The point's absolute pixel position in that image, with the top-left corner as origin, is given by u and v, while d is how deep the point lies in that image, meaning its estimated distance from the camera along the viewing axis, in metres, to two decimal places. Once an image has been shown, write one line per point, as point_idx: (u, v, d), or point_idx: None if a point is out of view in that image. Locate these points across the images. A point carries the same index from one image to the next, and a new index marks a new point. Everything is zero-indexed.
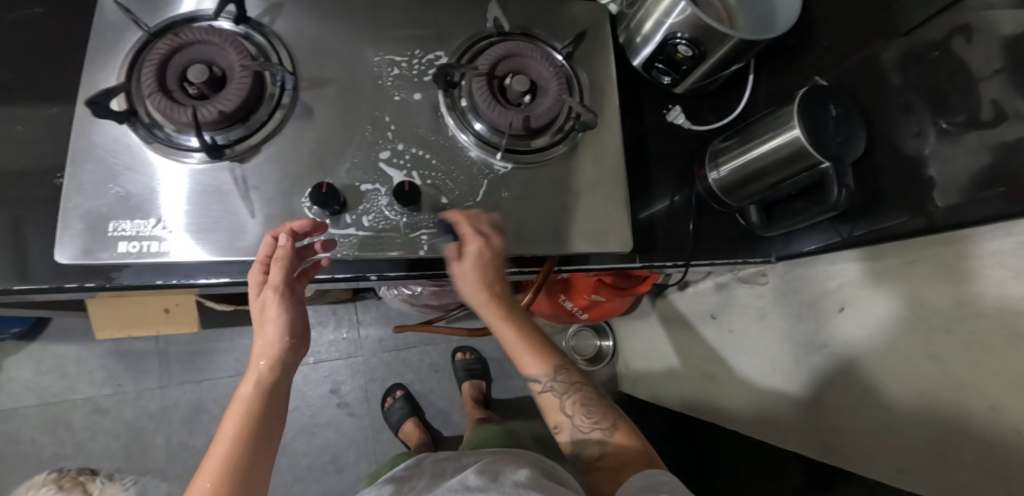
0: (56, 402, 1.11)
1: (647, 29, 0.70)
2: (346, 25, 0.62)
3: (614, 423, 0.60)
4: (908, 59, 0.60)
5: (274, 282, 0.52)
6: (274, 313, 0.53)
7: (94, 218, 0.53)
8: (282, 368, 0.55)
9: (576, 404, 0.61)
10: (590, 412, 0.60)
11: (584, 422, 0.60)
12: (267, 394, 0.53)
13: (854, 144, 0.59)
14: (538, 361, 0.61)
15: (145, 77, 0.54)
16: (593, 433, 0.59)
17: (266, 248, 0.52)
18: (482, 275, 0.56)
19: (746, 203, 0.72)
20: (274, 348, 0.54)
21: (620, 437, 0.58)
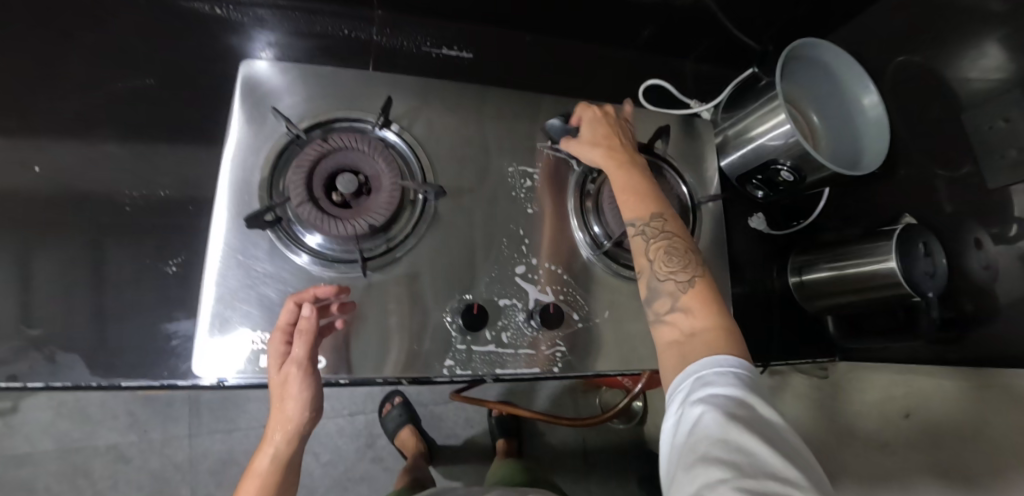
0: (76, 449, 1.05)
1: (744, 142, 0.74)
2: (477, 131, 0.63)
3: (693, 280, 0.49)
4: (982, 197, 0.65)
5: (297, 356, 0.50)
6: (295, 391, 0.49)
7: (234, 327, 0.53)
8: (298, 443, 0.53)
9: (660, 252, 0.51)
10: (676, 262, 0.51)
11: (664, 269, 0.51)
12: (282, 467, 0.53)
13: (938, 280, 0.66)
14: (636, 202, 0.54)
15: (294, 184, 0.53)
16: (669, 286, 0.50)
17: (287, 316, 0.51)
18: (597, 131, 0.59)
19: (823, 312, 0.77)
20: (294, 426, 0.51)
21: (692, 296, 0.48)
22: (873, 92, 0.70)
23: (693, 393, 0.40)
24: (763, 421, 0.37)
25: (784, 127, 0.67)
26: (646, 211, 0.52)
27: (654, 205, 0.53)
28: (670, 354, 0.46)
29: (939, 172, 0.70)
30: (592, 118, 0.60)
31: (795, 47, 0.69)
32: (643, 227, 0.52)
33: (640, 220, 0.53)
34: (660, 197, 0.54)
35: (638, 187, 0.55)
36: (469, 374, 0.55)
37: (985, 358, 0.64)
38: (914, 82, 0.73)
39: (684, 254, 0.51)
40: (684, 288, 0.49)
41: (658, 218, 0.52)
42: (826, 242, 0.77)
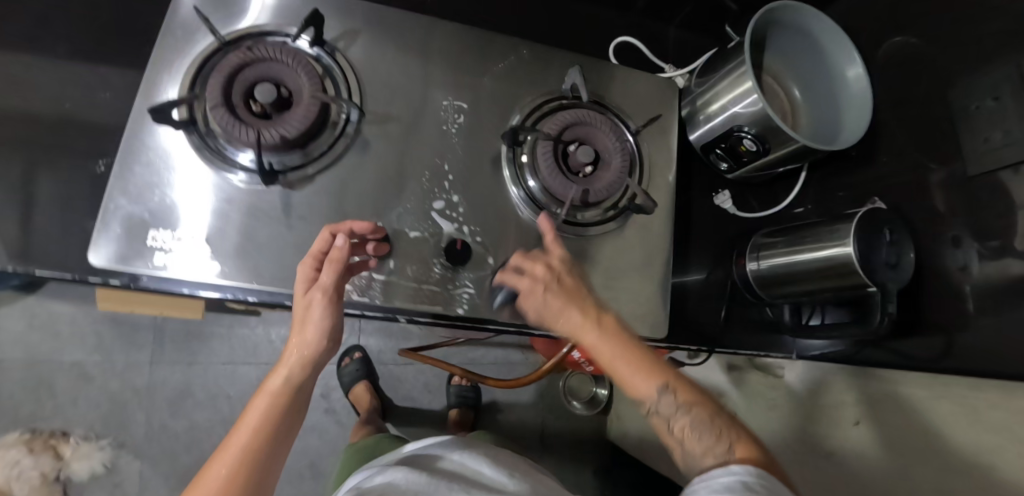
0: (43, 361, 1.09)
1: (712, 110, 0.69)
2: (416, 62, 0.61)
3: (733, 447, 0.42)
4: (959, 187, 0.59)
5: (324, 283, 0.49)
6: (318, 316, 0.48)
7: (133, 224, 0.51)
8: (314, 370, 0.50)
9: (686, 428, 0.44)
10: (704, 431, 0.44)
11: (699, 450, 0.44)
12: (294, 396, 0.48)
13: (903, 272, 0.58)
14: (640, 379, 0.45)
15: (210, 88, 0.53)
16: (710, 467, 0.43)
17: (320, 245, 0.49)
18: (551, 299, 0.49)
19: (779, 301, 0.71)
20: (313, 352, 0.48)
21: (742, 471, 0.41)
22: (858, 63, 0.65)
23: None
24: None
25: (751, 92, 0.62)
26: (650, 385, 0.45)
27: (660, 372, 0.45)
28: None
29: (921, 161, 0.64)
30: (530, 287, 0.50)
31: (772, 10, 0.64)
32: (655, 407, 0.45)
33: (649, 398, 0.45)
34: (651, 358, 0.46)
35: (631, 355, 0.46)
36: (367, 300, 0.54)
37: (927, 357, 0.60)
38: (906, 61, 0.66)
39: (709, 418, 0.44)
40: (729, 465, 0.42)
41: (668, 389, 0.45)
42: (789, 225, 0.70)
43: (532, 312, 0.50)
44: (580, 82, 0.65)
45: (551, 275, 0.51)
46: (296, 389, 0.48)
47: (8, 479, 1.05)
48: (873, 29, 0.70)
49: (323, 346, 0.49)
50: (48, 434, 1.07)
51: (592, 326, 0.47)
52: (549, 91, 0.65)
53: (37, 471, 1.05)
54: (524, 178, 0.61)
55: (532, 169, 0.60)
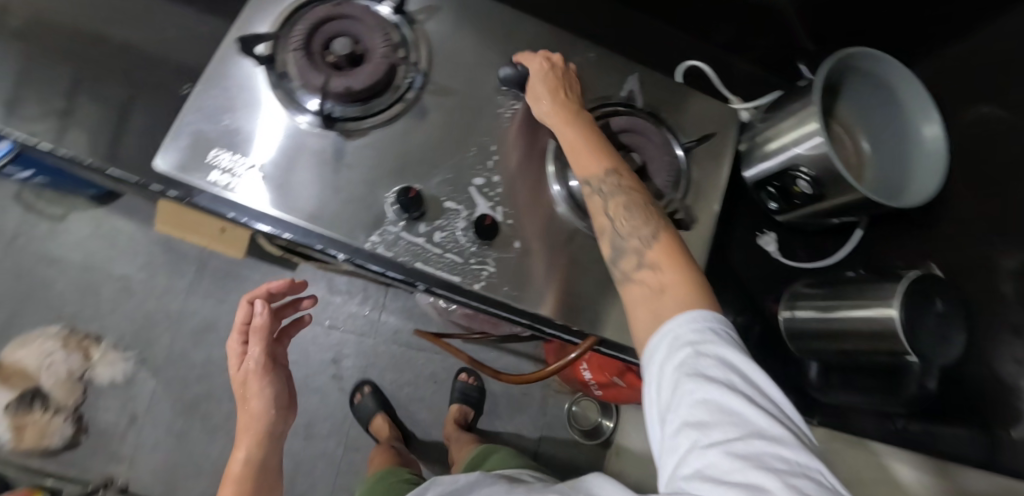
0: (96, 268, 1.18)
1: (771, 148, 0.67)
2: (485, 45, 0.63)
3: (655, 232, 0.50)
4: None
5: (252, 354, 0.61)
6: (258, 387, 0.63)
7: (198, 141, 0.55)
8: (271, 436, 0.67)
9: (620, 208, 0.52)
10: (636, 217, 0.51)
11: (624, 226, 0.51)
12: (256, 468, 0.67)
13: (949, 348, 0.54)
14: (592, 158, 0.54)
15: (295, 33, 0.57)
16: (631, 243, 0.51)
17: (242, 317, 0.61)
18: (543, 82, 0.59)
19: (807, 357, 0.68)
20: (262, 420, 0.64)
21: (656, 250, 0.49)
22: (937, 121, 0.62)
23: (668, 355, 0.41)
24: (726, 366, 0.39)
25: (816, 132, 0.60)
26: (597, 168, 0.54)
27: (611, 159, 0.54)
28: (642, 312, 0.47)
29: (990, 238, 0.59)
30: (539, 70, 0.60)
31: (846, 56, 0.63)
32: (599, 185, 0.53)
33: (597, 177, 0.54)
34: (609, 150, 0.55)
35: (593, 141, 0.56)
36: (390, 255, 0.56)
37: (964, 451, 0.55)
38: (985, 134, 0.61)
39: (641, 206, 0.52)
40: (650, 244, 0.50)
41: (615, 174, 0.54)
42: (833, 278, 0.67)
43: (531, 93, 0.59)
44: (636, 88, 0.66)
45: (559, 66, 0.61)
46: (256, 459, 0.67)
47: (39, 367, 1.10)
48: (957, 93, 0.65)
49: (269, 414, 0.65)
50: (84, 335, 1.14)
51: (569, 113, 0.57)
52: (604, 96, 0.65)
53: (65, 367, 1.11)
54: (567, 176, 0.62)
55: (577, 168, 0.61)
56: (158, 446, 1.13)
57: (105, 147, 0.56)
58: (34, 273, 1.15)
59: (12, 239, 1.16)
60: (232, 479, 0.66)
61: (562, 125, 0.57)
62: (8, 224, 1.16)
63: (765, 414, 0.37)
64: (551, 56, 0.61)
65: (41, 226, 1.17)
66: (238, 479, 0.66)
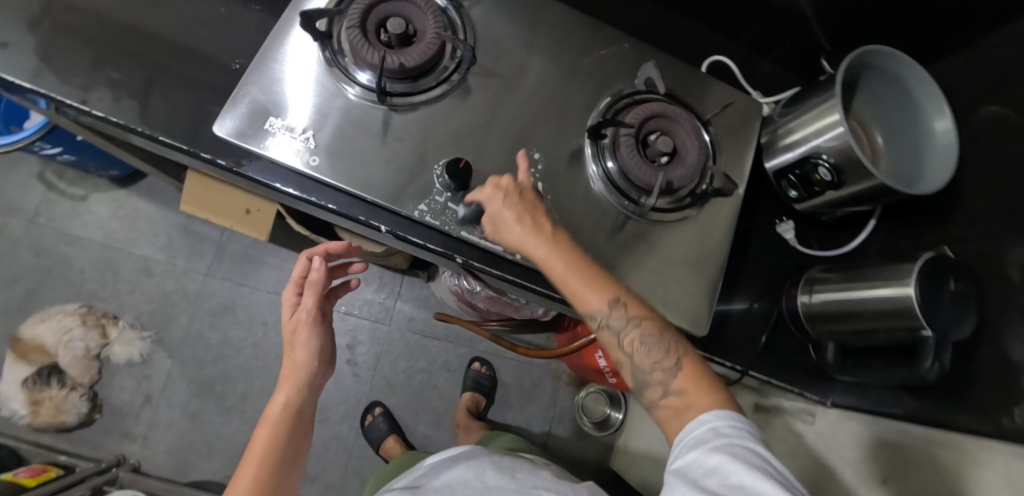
0: (116, 248, 1.19)
1: (792, 139, 0.71)
2: (526, 31, 0.67)
3: (678, 361, 0.52)
4: None
5: (305, 305, 0.65)
6: (305, 338, 0.66)
7: (255, 109, 0.58)
8: (309, 387, 0.69)
9: (636, 342, 0.53)
10: (655, 348, 0.53)
11: (645, 362, 0.53)
12: (293, 415, 0.67)
13: (962, 323, 0.58)
14: (596, 295, 0.53)
15: (352, 11, 0.60)
16: (655, 376, 0.52)
17: (300, 268, 0.65)
18: (511, 215, 0.55)
19: (825, 338, 0.71)
20: (305, 369, 0.67)
21: (681, 379, 0.51)
22: (948, 116, 0.66)
23: (708, 442, 0.46)
24: (763, 458, 0.45)
25: (838, 123, 0.64)
26: (602, 303, 0.53)
27: (613, 290, 0.54)
28: (676, 428, 0.51)
29: (1005, 233, 0.62)
30: (497, 200, 0.55)
31: (867, 53, 0.66)
32: (606, 320, 0.53)
33: (600, 312, 0.53)
34: (608, 280, 0.54)
35: (591, 274, 0.54)
36: (437, 224, 0.60)
37: (971, 429, 0.59)
38: (996, 132, 0.65)
39: (656, 335, 0.53)
40: (672, 373, 0.52)
41: (619, 306, 0.53)
42: (848, 263, 0.70)
43: (496, 226, 0.56)
44: (654, 76, 0.68)
45: (512, 188, 0.56)
46: (294, 406, 0.67)
47: (57, 343, 1.11)
48: (973, 92, 0.68)
49: (311, 364, 0.67)
50: (101, 313, 1.15)
51: (544, 244, 0.54)
52: (638, 84, 0.69)
53: (83, 345, 1.11)
54: (604, 157, 0.64)
55: (614, 153, 0.64)
56: (172, 425, 1.15)
57: (165, 120, 0.60)
58: (55, 251, 1.17)
59: (33, 217, 1.17)
60: (270, 421, 0.66)
61: (550, 262, 0.54)
62: (30, 201, 1.17)
63: None
64: (505, 179, 0.57)
65: (62, 205, 1.18)
66: (278, 422, 0.66)
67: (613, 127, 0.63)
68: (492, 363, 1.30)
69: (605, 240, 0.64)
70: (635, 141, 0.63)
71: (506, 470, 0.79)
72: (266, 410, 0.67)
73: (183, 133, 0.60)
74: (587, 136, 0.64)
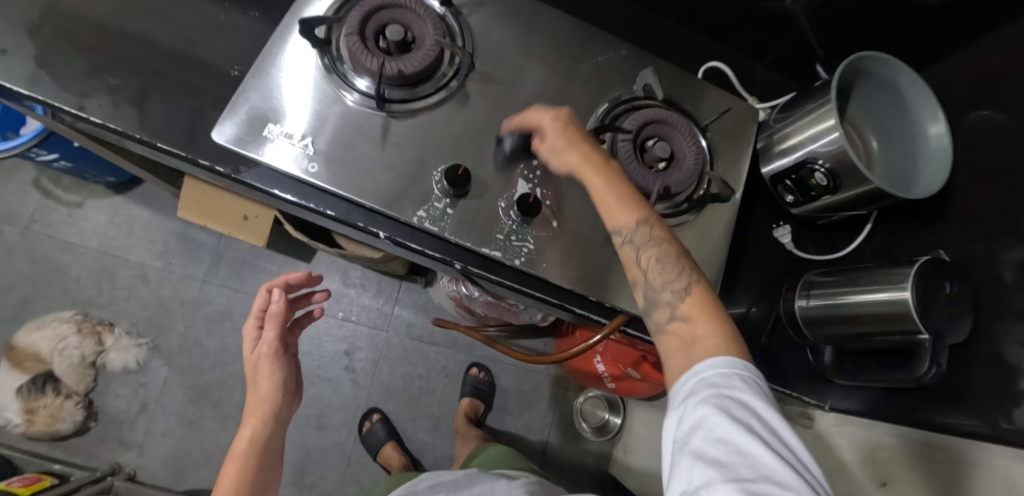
0: (112, 255, 1.19)
1: (787, 144, 0.71)
2: (523, 38, 0.67)
3: (687, 285, 0.50)
4: None
5: (267, 339, 0.66)
6: (267, 372, 0.68)
7: (253, 116, 0.58)
8: (274, 417, 0.71)
9: (653, 260, 0.52)
10: (669, 271, 0.51)
11: (659, 279, 0.51)
12: (260, 444, 0.71)
13: (957, 327, 0.59)
14: (627, 210, 0.53)
15: (351, 19, 0.60)
16: (664, 296, 0.50)
17: (260, 304, 0.66)
18: (559, 133, 0.58)
19: (822, 342, 0.71)
20: (269, 402, 0.69)
21: (690, 301, 0.49)
22: (942, 121, 0.67)
23: (697, 394, 0.41)
24: (754, 410, 0.40)
25: (832, 128, 0.64)
26: (629, 219, 0.53)
27: (646, 211, 0.53)
28: (676, 357, 0.47)
29: (1000, 236, 0.62)
30: (550, 122, 0.59)
31: (860, 59, 0.67)
32: (631, 238, 0.53)
33: (627, 228, 0.53)
34: (639, 199, 0.54)
35: (629, 193, 0.55)
36: (436, 230, 0.59)
37: (967, 432, 0.60)
38: (988, 136, 0.66)
39: (673, 256, 0.52)
40: (681, 296, 0.50)
41: (650, 226, 0.53)
42: (844, 268, 0.71)
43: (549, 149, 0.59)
44: (652, 82, 0.68)
45: (569, 117, 0.59)
46: (260, 437, 0.70)
47: (52, 351, 1.10)
48: (966, 96, 0.69)
49: (275, 394, 0.70)
50: (97, 320, 1.15)
51: (588, 164, 0.56)
52: (635, 90, 0.69)
53: (78, 352, 1.11)
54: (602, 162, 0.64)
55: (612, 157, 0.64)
56: (168, 433, 1.15)
57: (164, 126, 0.60)
58: (50, 258, 1.16)
59: (29, 224, 1.16)
60: (237, 456, 0.70)
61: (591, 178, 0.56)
62: (26, 208, 1.17)
63: (779, 459, 0.37)
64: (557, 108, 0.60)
65: (58, 212, 1.18)
66: (243, 457, 0.70)
67: (611, 132, 0.63)
68: (490, 368, 1.30)
69: (603, 245, 0.64)
70: (632, 146, 0.64)
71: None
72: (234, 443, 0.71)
73: (181, 140, 0.60)
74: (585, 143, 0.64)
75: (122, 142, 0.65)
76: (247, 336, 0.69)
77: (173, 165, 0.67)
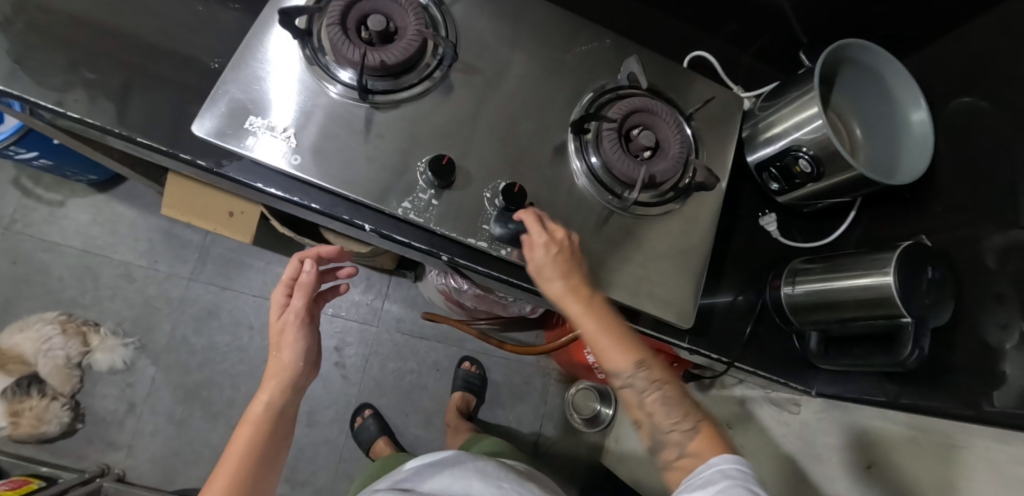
0: (95, 254, 1.17)
1: (773, 132, 0.71)
2: (507, 28, 0.67)
3: (695, 424, 0.55)
4: (1011, 250, 0.59)
5: (295, 307, 0.64)
6: (292, 340, 0.65)
7: (233, 109, 0.57)
8: (291, 389, 0.67)
9: (656, 402, 0.56)
10: (675, 413, 0.56)
11: (664, 422, 0.56)
12: (274, 416, 0.66)
13: (940, 311, 0.59)
14: (625, 355, 0.56)
15: (331, 9, 0.59)
16: (672, 436, 0.55)
17: (291, 271, 0.64)
18: (553, 262, 0.57)
19: (808, 328, 0.72)
20: (291, 371, 0.65)
21: (698, 440, 0.54)
22: (924, 107, 0.68)
23: (715, 480, 0.49)
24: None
25: (816, 116, 0.65)
26: (628, 365, 0.56)
27: (642, 353, 0.57)
28: None
29: (980, 221, 0.63)
30: (544, 247, 0.57)
31: (844, 46, 0.67)
32: (630, 380, 0.56)
33: (626, 372, 0.56)
34: (633, 340, 0.57)
35: (624, 335, 0.57)
36: (421, 221, 0.59)
37: (950, 414, 0.60)
38: (970, 123, 0.66)
39: (674, 395, 0.56)
40: (689, 435, 0.55)
41: (647, 368, 0.56)
42: (828, 254, 0.71)
43: (538, 274, 0.57)
44: (636, 70, 0.67)
45: (565, 243, 0.58)
46: (277, 407, 0.66)
47: (36, 353, 1.09)
48: (947, 83, 0.70)
49: (297, 363, 0.66)
50: (82, 321, 1.13)
51: (582, 303, 0.57)
52: (619, 78, 0.68)
53: (63, 353, 1.09)
54: (587, 152, 0.64)
55: (596, 147, 0.64)
56: (157, 433, 1.14)
57: (143, 121, 0.59)
58: (31, 258, 1.14)
59: (9, 223, 1.14)
60: (251, 421, 0.65)
61: (586, 318, 0.56)
62: (5, 208, 1.15)
63: None
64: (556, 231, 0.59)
65: (39, 211, 1.16)
66: (257, 423, 0.65)
67: (596, 121, 0.63)
68: (482, 362, 1.30)
69: (590, 235, 0.64)
70: (617, 135, 0.63)
71: (491, 479, 0.80)
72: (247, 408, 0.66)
73: (161, 135, 0.59)
74: (571, 131, 0.65)
75: (101, 138, 0.63)
76: (273, 302, 0.66)
77: (153, 160, 0.66)
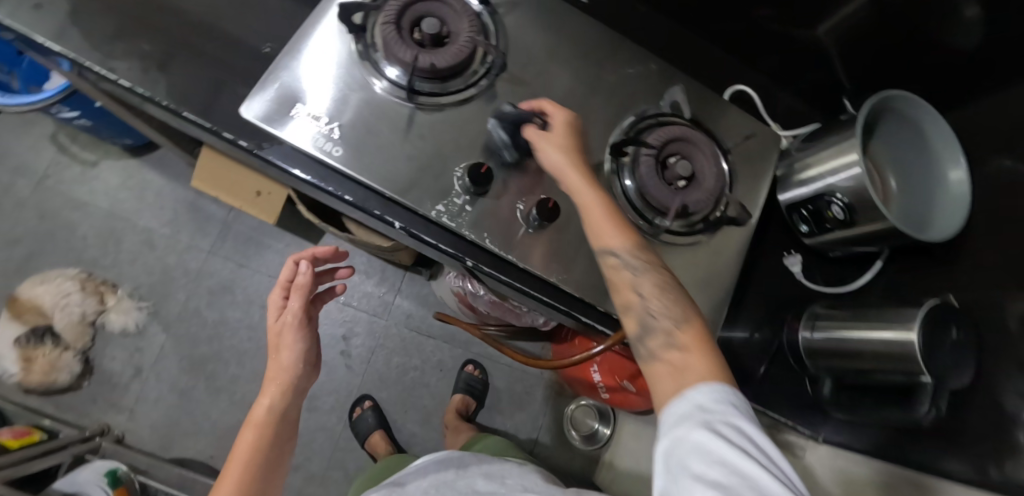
0: (120, 217, 1.19)
1: (808, 174, 0.71)
2: (554, 42, 0.68)
3: (685, 315, 0.52)
4: None
5: (292, 308, 0.65)
6: (290, 342, 0.66)
7: (281, 95, 0.58)
8: (292, 393, 0.67)
9: (651, 287, 0.54)
10: (667, 299, 0.54)
11: (657, 307, 0.53)
12: (278, 418, 0.65)
13: (957, 373, 0.60)
14: (621, 233, 0.56)
15: (389, 7, 0.60)
16: (663, 323, 0.52)
17: (287, 274, 0.66)
18: (560, 139, 0.60)
19: (822, 374, 0.72)
20: (290, 372, 0.66)
21: (686, 334, 0.51)
22: (963, 167, 0.68)
23: (691, 417, 0.43)
24: (747, 434, 0.42)
25: (854, 162, 0.64)
26: (620, 239, 0.55)
27: (637, 237, 0.56)
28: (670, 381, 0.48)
29: (1011, 285, 0.62)
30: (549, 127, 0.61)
31: (887, 96, 0.68)
32: (625, 259, 0.55)
33: (621, 250, 0.55)
34: (628, 225, 0.57)
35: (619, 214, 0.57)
36: (453, 225, 0.60)
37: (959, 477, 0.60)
38: (1007, 185, 0.66)
39: (666, 288, 0.54)
40: (678, 326, 0.52)
41: (642, 251, 0.56)
42: (852, 303, 0.71)
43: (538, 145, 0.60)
44: (680, 99, 0.70)
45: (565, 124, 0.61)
46: (279, 410, 0.66)
47: (54, 307, 1.11)
48: (988, 143, 0.69)
49: (296, 366, 0.66)
50: (101, 281, 1.15)
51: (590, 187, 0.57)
52: (661, 106, 0.69)
53: (79, 310, 1.11)
54: (623, 175, 0.65)
55: (632, 171, 0.64)
56: (160, 401, 1.15)
57: (191, 96, 0.60)
58: (59, 215, 1.16)
59: (42, 179, 1.17)
60: (254, 424, 0.64)
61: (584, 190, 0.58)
62: (40, 163, 1.17)
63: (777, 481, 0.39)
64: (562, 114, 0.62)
65: (72, 170, 1.18)
66: (260, 426, 0.64)
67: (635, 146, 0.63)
68: (485, 367, 1.31)
69: None
70: (654, 161, 0.64)
71: (495, 478, 0.78)
72: (250, 413, 0.66)
73: (205, 112, 0.60)
74: (609, 152, 0.65)
75: (139, 105, 0.64)
76: (270, 308, 0.68)
77: (193, 134, 0.66)
